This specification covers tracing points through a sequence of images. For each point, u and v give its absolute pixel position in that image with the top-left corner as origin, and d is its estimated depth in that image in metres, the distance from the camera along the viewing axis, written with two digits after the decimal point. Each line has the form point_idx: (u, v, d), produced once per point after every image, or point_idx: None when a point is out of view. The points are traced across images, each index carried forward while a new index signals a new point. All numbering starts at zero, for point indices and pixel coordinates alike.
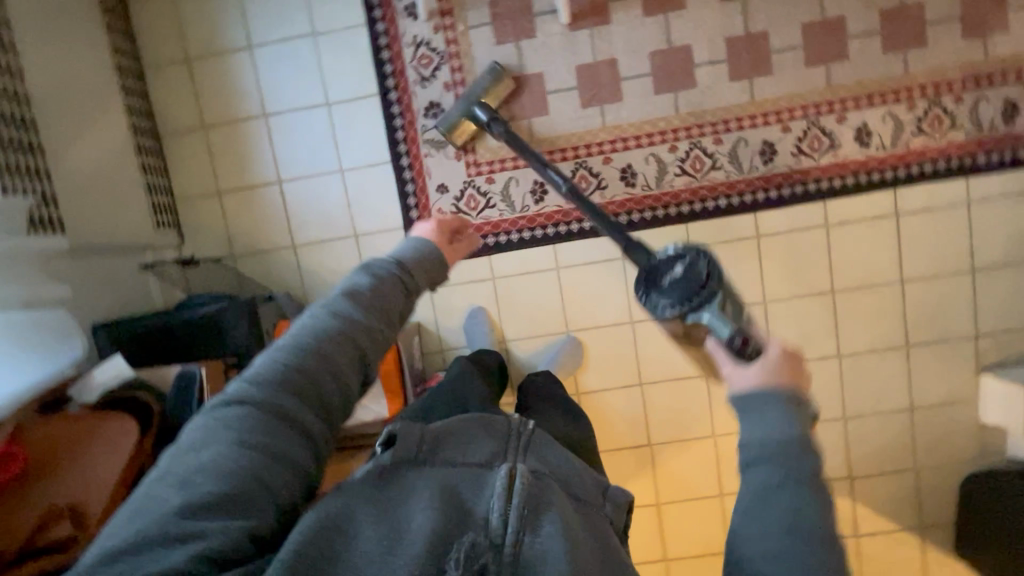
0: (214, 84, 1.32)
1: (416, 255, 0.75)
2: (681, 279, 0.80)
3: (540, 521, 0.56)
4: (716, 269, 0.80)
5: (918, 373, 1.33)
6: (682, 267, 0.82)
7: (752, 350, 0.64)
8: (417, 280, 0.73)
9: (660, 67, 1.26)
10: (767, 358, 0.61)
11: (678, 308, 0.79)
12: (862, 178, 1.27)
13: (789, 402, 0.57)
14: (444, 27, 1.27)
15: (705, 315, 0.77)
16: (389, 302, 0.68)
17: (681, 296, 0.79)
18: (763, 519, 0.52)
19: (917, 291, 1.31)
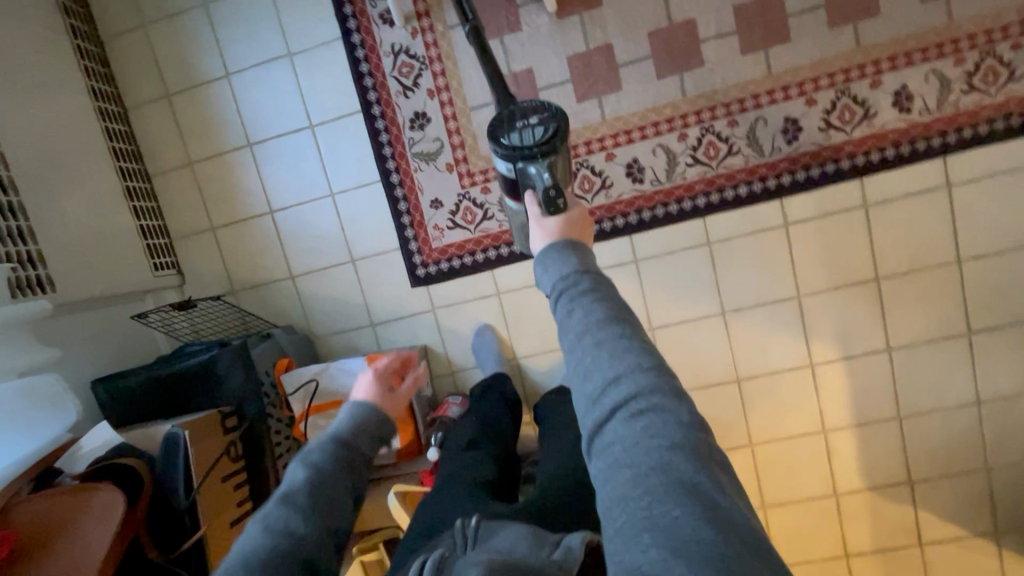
0: (196, 117, 1.28)
1: (354, 418, 0.65)
2: (538, 128, 0.80)
3: None
4: (565, 127, 0.81)
5: (984, 363, 1.18)
6: (537, 119, 0.81)
7: (556, 200, 0.72)
8: (362, 447, 0.63)
9: (661, 48, 1.14)
10: (564, 214, 0.70)
11: (517, 150, 0.80)
12: (905, 149, 1.12)
13: (570, 256, 0.64)
14: (423, 30, 1.19)
15: (538, 166, 0.79)
16: (341, 481, 0.59)
17: (530, 142, 0.79)
18: (585, 378, 0.55)
19: (977, 271, 1.15)
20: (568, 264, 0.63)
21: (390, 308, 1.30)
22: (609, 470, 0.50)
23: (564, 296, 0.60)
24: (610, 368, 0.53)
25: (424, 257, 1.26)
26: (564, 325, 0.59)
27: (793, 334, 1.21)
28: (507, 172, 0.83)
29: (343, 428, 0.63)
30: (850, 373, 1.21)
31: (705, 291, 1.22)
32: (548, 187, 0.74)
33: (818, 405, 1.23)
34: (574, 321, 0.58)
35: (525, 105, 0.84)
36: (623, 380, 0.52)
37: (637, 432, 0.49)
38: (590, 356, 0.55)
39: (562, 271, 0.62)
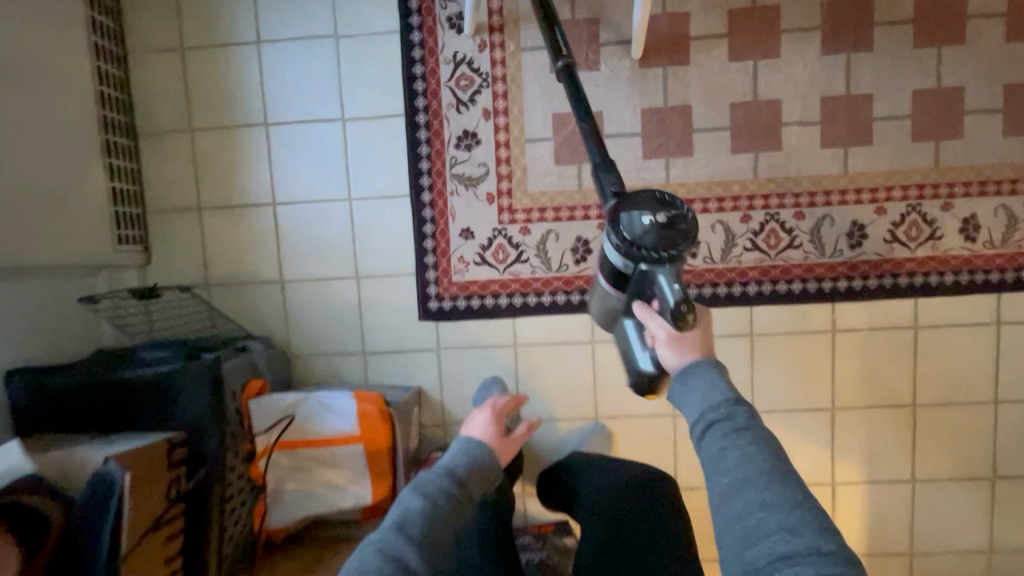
0: (209, 80, 1.11)
1: (427, 505, 0.65)
2: (664, 225, 0.69)
3: None
4: (694, 227, 0.71)
5: (1002, 509, 1.13)
6: (664, 215, 0.70)
7: (685, 316, 0.65)
8: (467, 493, 0.69)
9: (740, 121, 1.07)
10: (691, 327, 0.66)
11: (642, 250, 0.70)
12: (963, 277, 1.08)
13: (712, 370, 0.64)
14: (492, 45, 1.07)
15: (663, 271, 0.69)
16: (438, 532, 0.64)
17: (657, 243, 0.69)
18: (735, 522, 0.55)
19: (1011, 414, 1.11)
20: (717, 393, 0.62)
21: (390, 338, 1.14)
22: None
23: (712, 427, 0.60)
24: (763, 518, 0.54)
25: (441, 290, 1.12)
26: (713, 465, 0.59)
27: (820, 447, 1.13)
28: (619, 268, 0.74)
29: (419, 510, 0.64)
30: (870, 498, 1.14)
31: (738, 384, 1.12)
32: (676, 299, 0.66)
33: (832, 527, 1.15)
34: (726, 461, 0.57)
35: (641, 199, 0.72)
36: (780, 517, 0.53)
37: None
38: (744, 503, 0.55)
39: (710, 394, 0.62)
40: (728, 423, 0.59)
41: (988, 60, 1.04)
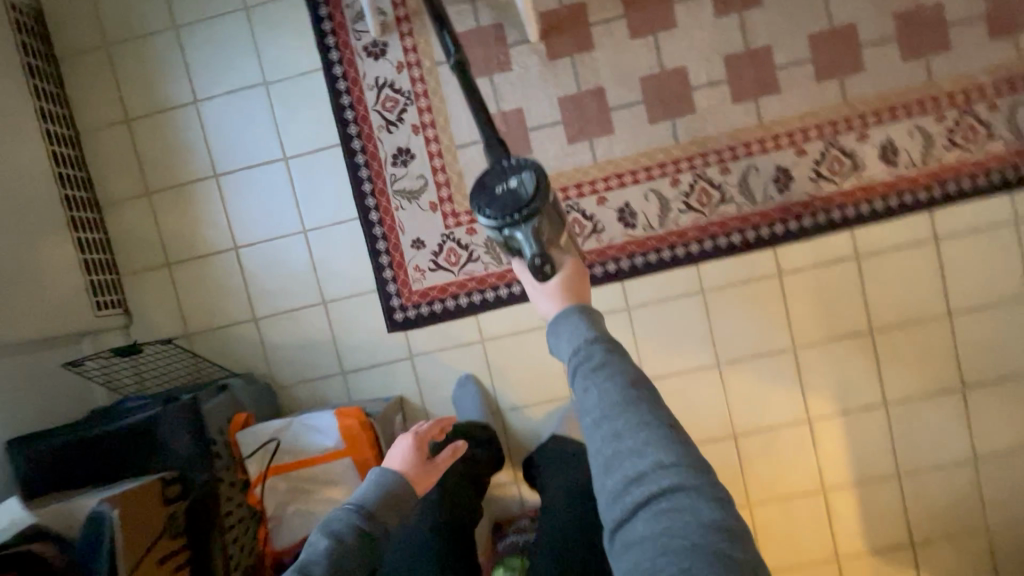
0: (157, 145, 1.19)
1: (336, 543, 0.68)
2: (511, 191, 0.71)
3: None
4: (547, 184, 0.72)
5: (978, 417, 1.15)
6: (513, 182, 0.72)
7: (545, 265, 0.68)
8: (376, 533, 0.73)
9: (653, 93, 1.12)
10: (559, 274, 0.67)
11: (499, 219, 0.71)
12: (893, 201, 1.12)
13: (576, 315, 0.60)
14: (409, 65, 1.14)
15: (522, 230, 0.70)
16: (350, 568, 0.68)
17: (508, 207, 0.71)
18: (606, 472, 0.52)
19: (968, 323, 1.14)
20: (579, 334, 0.58)
21: (364, 355, 1.20)
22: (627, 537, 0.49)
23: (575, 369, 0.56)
24: (634, 465, 0.50)
25: (403, 300, 1.17)
26: (583, 405, 0.55)
27: (790, 387, 1.16)
28: (496, 241, 0.75)
29: (326, 550, 0.67)
30: (848, 428, 1.17)
31: (700, 340, 1.16)
32: (536, 256, 0.69)
33: (818, 463, 1.17)
34: (592, 397, 0.54)
35: (498, 171, 0.74)
36: (643, 454, 0.50)
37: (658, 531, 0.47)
38: (612, 450, 0.52)
39: (573, 343, 0.57)
40: (590, 362, 0.55)
41: None
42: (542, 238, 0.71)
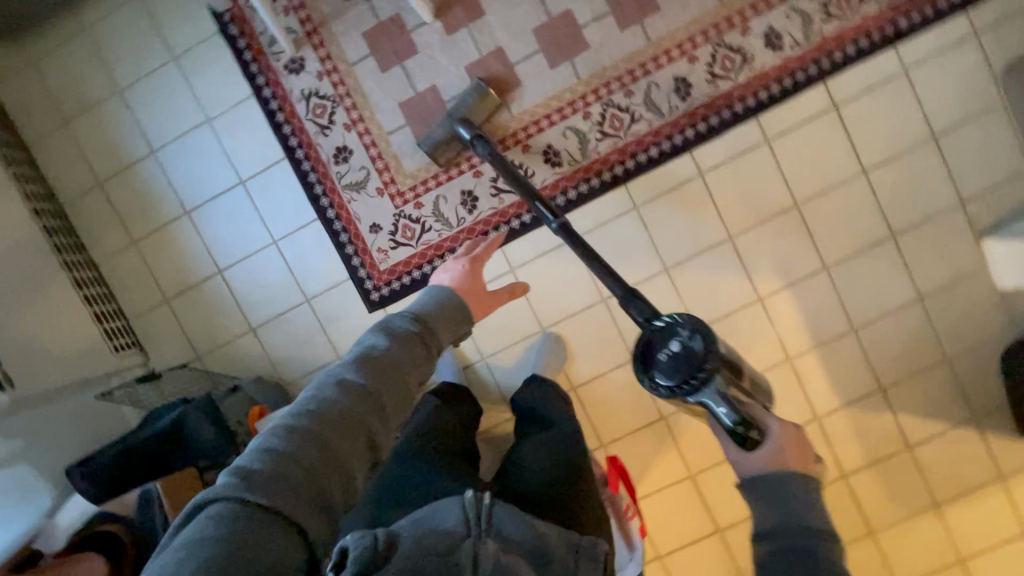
0: (131, 198, 1.33)
1: (394, 340, 0.73)
2: (679, 355, 0.79)
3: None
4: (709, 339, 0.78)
5: (914, 259, 1.24)
6: (677, 344, 0.80)
7: (748, 428, 0.72)
8: (427, 342, 0.76)
9: (547, 40, 1.22)
10: (766, 436, 0.72)
11: (678, 389, 0.78)
12: (787, 82, 1.20)
13: (796, 483, 0.68)
14: (327, 71, 1.26)
15: (707, 396, 0.76)
16: (401, 367, 0.71)
17: (681, 378, 0.77)
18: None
19: (884, 176, 1.22)
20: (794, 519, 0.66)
21: (354, 337, 1.33)
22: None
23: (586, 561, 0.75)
24: None
25: (375, 280, 1.30)
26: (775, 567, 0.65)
27: (737, 275, 1.26)
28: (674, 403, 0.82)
29: (387, 346, 0.72)
30: (797, 299, 1.26)
31: (645, 252, 1.27)
32: (734, 421, 0.73)
33: (778, 336, 1.28)
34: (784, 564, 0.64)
35: (655, 341, 0.82)
36: None
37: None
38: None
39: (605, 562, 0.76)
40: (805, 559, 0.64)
41: None
42: (730, 395, 0.76)
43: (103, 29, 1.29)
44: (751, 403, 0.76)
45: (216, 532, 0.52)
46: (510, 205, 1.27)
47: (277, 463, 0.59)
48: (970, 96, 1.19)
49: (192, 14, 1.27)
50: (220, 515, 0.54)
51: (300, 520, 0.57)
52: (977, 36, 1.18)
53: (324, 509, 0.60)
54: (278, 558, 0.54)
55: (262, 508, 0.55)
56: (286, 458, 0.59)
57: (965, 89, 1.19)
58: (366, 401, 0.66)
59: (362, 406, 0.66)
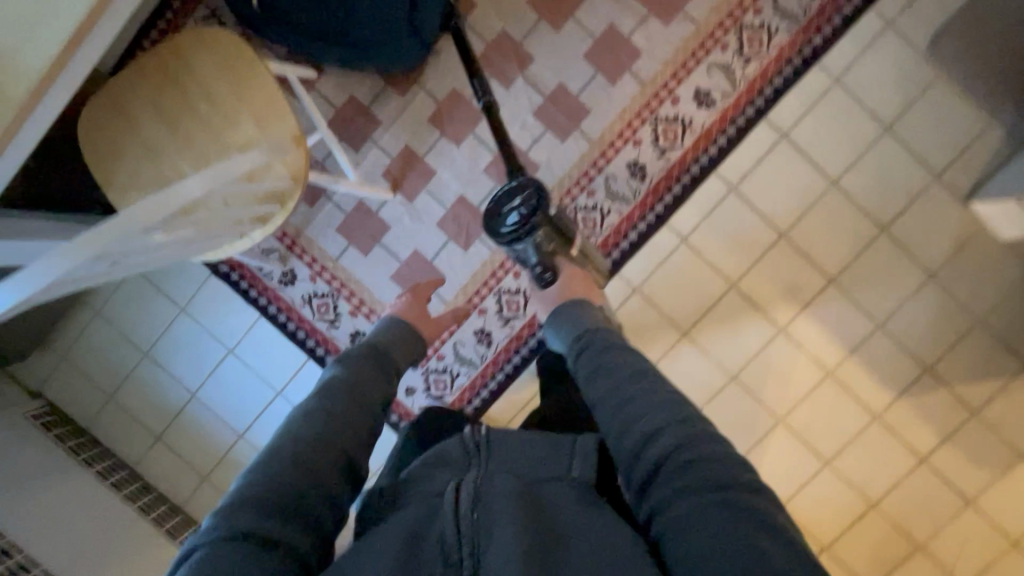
0: (189, 439, 1.43)
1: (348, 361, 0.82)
2: (521, 209, 1.10)
3: (491, 528, 0.57)
4: (545, 202, 1.10)
5: (911, 242, 1.27)
6: (518, 199, 1.11)
7: (546, 269, 1.09)
8: (383, 357, 0.87)
9: (500, 173, 1.28)
10: (555, 278, 1.07)
11: (513, 229, 1.10)
12: (731, 130, 1.25)
13: (577, 311, 0.89)
14: (317, 271, 1.34)
15: (523, 242, 1.11)
16: (361, 387, 0.78)
17: (520, 225, 1.10)
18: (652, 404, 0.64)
19: (852, 180, 1.26)
20: None
21: None
22: (679, 421, 0.62)
23: (591, 353, 0.77)
24: None
25: None
26: None
27: (752, 316, 1.31)
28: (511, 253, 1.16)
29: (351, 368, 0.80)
30: (816, 318, 1.30)
31: (660, 324, 1.32)
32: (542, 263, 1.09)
33: (812, 356, 1.31)
34: None
35: (510, 194, 1.11)
36: None
37: (693, 475, 0.57)
38: None
39: (576, 333, 0.84)
40: None
41: None
42: (542, 246, 1.11)
43: (116, 308, 1.41)
44: (561, 249, 1.11)
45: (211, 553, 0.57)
46: (521, 327, 1.33)
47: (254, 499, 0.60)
48: (908, 80, 1.22)
49: (186, 265, 1.38)
50: (212, 551, 0.57)
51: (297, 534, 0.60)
52: (891, 25, 1.21)
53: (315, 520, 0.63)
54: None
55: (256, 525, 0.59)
56: (282, 470, 0.63)
57: (899, 76, 1.22)
58: (331, 417, 0.70)
59: (330, 422, 0.70)
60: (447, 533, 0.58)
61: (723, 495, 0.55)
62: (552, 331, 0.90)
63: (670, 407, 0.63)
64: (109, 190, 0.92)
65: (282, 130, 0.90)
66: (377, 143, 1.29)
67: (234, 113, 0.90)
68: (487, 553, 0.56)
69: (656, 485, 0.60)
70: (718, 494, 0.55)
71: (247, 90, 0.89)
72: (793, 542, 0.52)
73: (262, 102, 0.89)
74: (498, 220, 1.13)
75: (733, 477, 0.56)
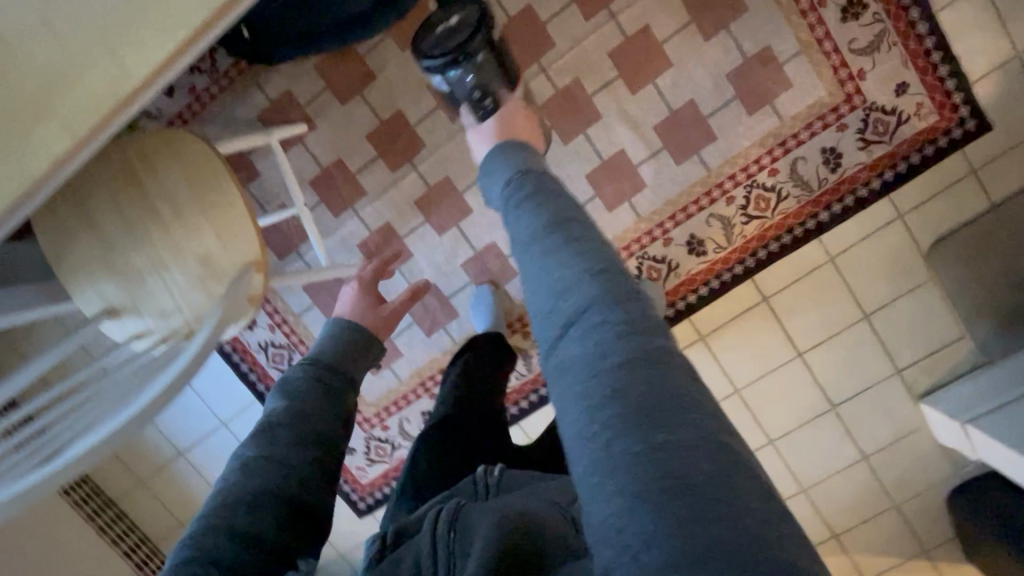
0: (128, 445, 1.45)
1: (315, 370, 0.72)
2: (453, 25, 0.91)
3: (468, 540, 0.50)
4: (485, 14, 0.92)
5: (855, 424, 1.30)
6: (455, 18, 0.92)
7: (484, 98, 0.89)
8: (336, 379, 0.73)
9: (477, 271, 1.25)
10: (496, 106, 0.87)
11: (444, 57, 0.92)
12: (715, 283, 1.22)
13: (500, 163, 0.71)
14: (277, 322, 1.32)
15: (460, 67, 0.92)
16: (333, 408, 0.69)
17: (449, 44, 0.91)
18: (544, 283, 0.52)
19: (818, 355, 1.26)
20: None
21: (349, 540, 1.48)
22: (588, 331, 0.46)
23: (511, 200, 0.63)
24: None
25: None
26: None
27: None
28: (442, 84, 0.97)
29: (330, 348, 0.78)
30: None
31: None
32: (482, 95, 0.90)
33: None
34: None
35: (445, 10, 0.93)
36: None
37: (596, 348, 0.45)
38: None
39: (501, 185, 0.67)
40: None
41: (629, 117, 1.16)
42: (480, 69, 0.92)
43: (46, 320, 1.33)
44: (500, 84, 0.93)
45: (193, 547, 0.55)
46: None
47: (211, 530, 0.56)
48: (899, 274, 1.21)
49: None
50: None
51: (268, 534, 0.58)
52: (900, 217, 1.18)
53: (286, 515, 0.59)
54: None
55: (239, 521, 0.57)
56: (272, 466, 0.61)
57: (892, 269, 1.21)
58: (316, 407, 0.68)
59: (306, 433, 0.65)
60: (422, 553, 0.51)
61: (651, 422, 0.40)
62: (483, 179, 0.72)
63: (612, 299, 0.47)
64: (59, 270, 0.88)
65: (242, 250, 0.85)
66: (358, 214, 1.24)
67: (194, 220, 0.85)
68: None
69: (556, 376, 0.47)
70: (619, 379, 0.42)
71: (212, 200, 0.84)
72: (716, 442, 0.40)
73: (225, 215, 0.85)
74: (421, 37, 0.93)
75: (647, 351, 0.44)
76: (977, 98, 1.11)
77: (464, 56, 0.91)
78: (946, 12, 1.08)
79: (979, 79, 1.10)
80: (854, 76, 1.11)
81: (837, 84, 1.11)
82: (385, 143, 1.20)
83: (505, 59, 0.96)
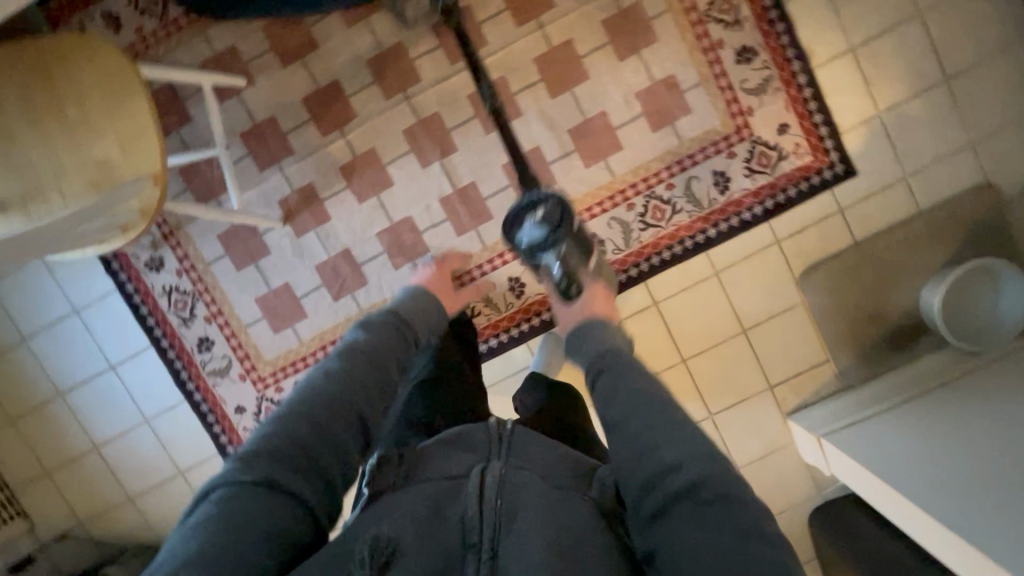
0: (5, 381, 1.38)
1: (378, 332, 0.75)
2: (543, 219, 1.05)
3: (515, 514, 0.60)
4: (569, 212, 1.05)
5: (730, 434, 1.38)
6: (543, 209, 1.06)
7: (570, 285, 1.04)
8: (404, 333, 0.79)
9: (390, 242, 1.30)
10: (581, 292, 1.03)
11: (530, 245, 1.06)
12: (612, 282, 1.32)
13: (607, 329, 0.81)
14: (186, 269, 1.33)
15: (548, 255, 1.05)
16: (382, 356, 0.72)
17: (546, 237, 1.05)
18: (667, 437, 0.60)
19: (699, 361, 1.35)
20: None
21: None
22: (705, 517, 0.55)
23: (613, 372, 0.69)
24: None
25: (187, 369, 1.35)
26: None
27: None
28: (524, 258, 1.09)
29: (367, 338, 0.73)
30: None
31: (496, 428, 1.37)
32: (562, 275, 1.04)
33: None
34: None
35: (527, 207, 1.07)
36: None
37: (707, 517, 0.55)
38: None
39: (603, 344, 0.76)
40: None
41: (546, 118, 1.27)
42: (564, 260, 1.04)
43: None
44: (581, 263, 1.05)
45: (217, 520, 0.53)
46: None
47: (271, 449, 0.59)
48: (774, 294, 1.33)
49: None
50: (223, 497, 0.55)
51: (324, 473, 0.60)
52: (777, 242, 1.31)
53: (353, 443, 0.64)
54: (285, 528, 0.56)
55: (258, 506, 0.55)
56: (336, 387, 0.65)
57: (768, 290, 1.32)
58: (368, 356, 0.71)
59: (365, 391, 0.67)
60: (471, 517, 0.60)
61: None
62: (574, 356, 0.80)
63: (742, 514, 0.55)
64: None
65: (142, 159, 0.88)
66: (283, 171, 1.28)
67: (97, 123, 0.88)
68: (504, 542, 0.58)
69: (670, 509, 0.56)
70: (735, 540, 0.53)
71: (118, 107, 0.88)
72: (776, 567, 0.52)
73: (132, 124, 0.88)
74: (516, 226, 1.07)
75: (737, 507, 0.55)
76: (845, 146, 1.27)
77: (552, 243, 1.04)
78: (823, 69, 1.25)
79: (847, 130, 1.27)
80: (744, 112, 1.26)
81: (728, 116, 1.26)
82: (317, 108, 1.26)
83: (584, 245, 1.07)
